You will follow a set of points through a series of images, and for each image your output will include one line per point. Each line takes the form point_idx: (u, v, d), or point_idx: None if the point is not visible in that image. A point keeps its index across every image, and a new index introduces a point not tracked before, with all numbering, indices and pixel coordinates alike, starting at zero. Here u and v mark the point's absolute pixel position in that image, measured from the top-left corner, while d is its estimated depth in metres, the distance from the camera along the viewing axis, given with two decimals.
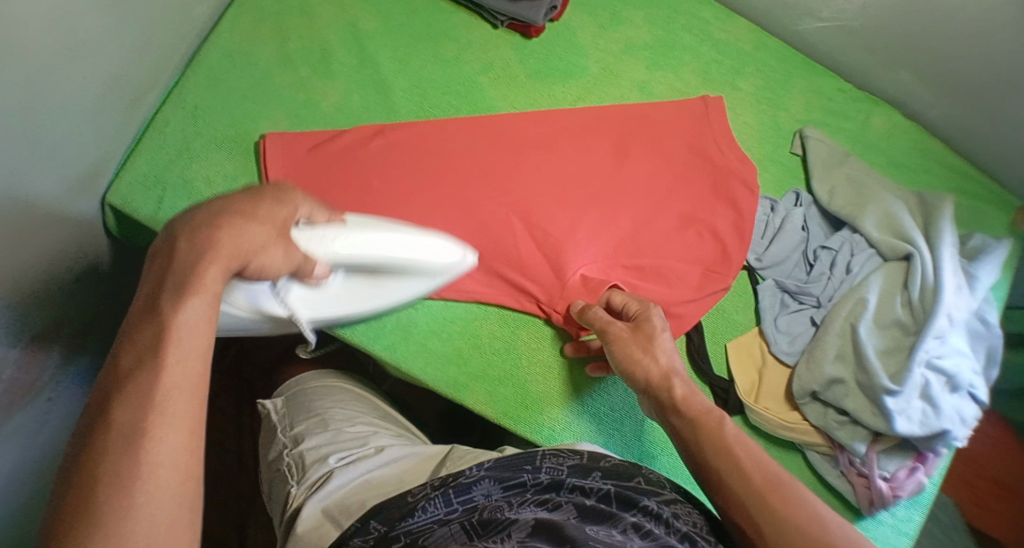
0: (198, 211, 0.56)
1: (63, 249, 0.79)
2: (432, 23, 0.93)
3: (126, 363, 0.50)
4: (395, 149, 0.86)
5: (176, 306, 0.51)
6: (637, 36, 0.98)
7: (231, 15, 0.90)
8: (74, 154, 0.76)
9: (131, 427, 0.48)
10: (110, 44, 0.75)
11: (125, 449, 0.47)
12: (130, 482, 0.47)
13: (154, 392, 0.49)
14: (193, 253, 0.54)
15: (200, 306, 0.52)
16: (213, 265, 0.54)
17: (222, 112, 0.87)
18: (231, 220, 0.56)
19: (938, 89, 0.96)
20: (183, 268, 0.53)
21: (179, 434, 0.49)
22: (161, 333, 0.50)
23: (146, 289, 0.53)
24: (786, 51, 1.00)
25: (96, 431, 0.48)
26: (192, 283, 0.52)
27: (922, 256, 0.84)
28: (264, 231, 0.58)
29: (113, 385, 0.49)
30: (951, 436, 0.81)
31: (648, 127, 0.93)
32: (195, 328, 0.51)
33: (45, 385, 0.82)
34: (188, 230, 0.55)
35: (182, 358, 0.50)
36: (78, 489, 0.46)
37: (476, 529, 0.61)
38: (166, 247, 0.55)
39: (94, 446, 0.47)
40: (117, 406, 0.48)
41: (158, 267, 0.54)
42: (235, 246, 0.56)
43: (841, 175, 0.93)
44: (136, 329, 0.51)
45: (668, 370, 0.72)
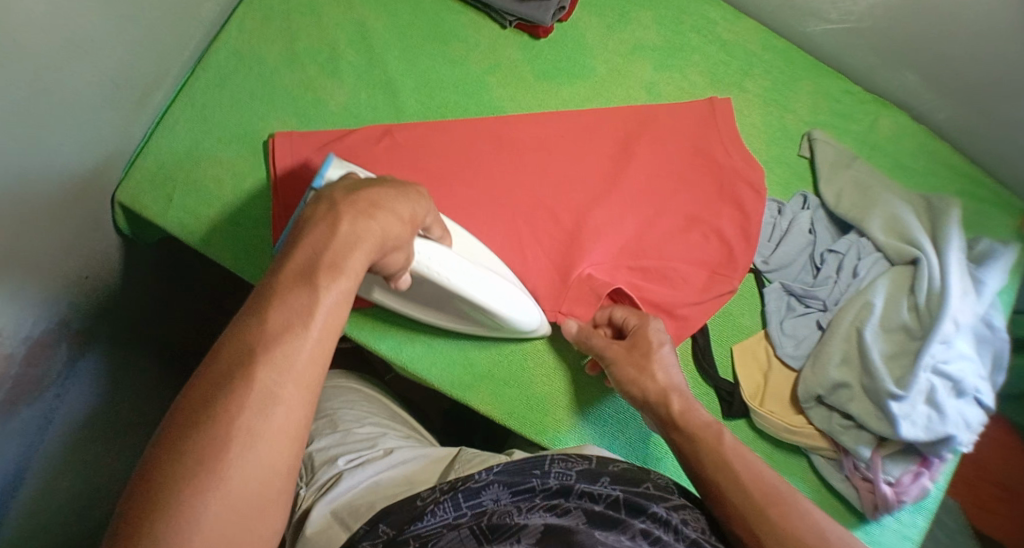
0: (358, 198, 0.61)
1: (73, 244, 0.79)
2: (438, 22, 0.93)
3: (270, 325, 0.53)
4: (402, 149, 0.86)
5: (328, 282, 0.56)
6: (644, 37, 0.97)
7: (239, 13, 0.90)
8: (81, 151, 0.76)
9: (268, 385, 0.51)
10: (118, 41, 0.76)
11: (253, 409, 0.50)
12: (254, 438, 0.50)
13: (294, 357, 0.52)
14: (349, 237, 0.58)
15: (346, 285, 0.56)
16: (358, 251, 0.58)
17: (229, 110, 0.87)
18: (381, 213, 0.61)
19: (947, 91, 0.95)
20: (339, 248, 0.58)
21: (299, 404, 0.52)
22: (310, 305, 0.54)
23: (294, 257, 0.57)
24: (793, 53, 0.99)
25: (233, 382, 0.51)
26: (341, 264, 0.57)
27: (928, 261, 0.84)
28: (399, 226, 0.62)
29: (260, 340, 0.52)
30: (957, 441, 0.81)
31: (655, 127, 0.93)
32: (338, 307, 0.55)
33: (54, 381, 0.83)
34: (347, 214, 0.60)
35: (322, 332, 0.54)
36: (205, 438, 0.49)
37: (485, 534, 0.62)
38: (324, 224, 0.59)
39: (227, 396, 0.50)
40: (255, 366, 0.51)
41: (317, 237, 0.58)
42: (380, 236, 0.60)
43: (848, 178, 0.92)
44: (288, 294, 0.55)
45: (666, 386, 0.75)
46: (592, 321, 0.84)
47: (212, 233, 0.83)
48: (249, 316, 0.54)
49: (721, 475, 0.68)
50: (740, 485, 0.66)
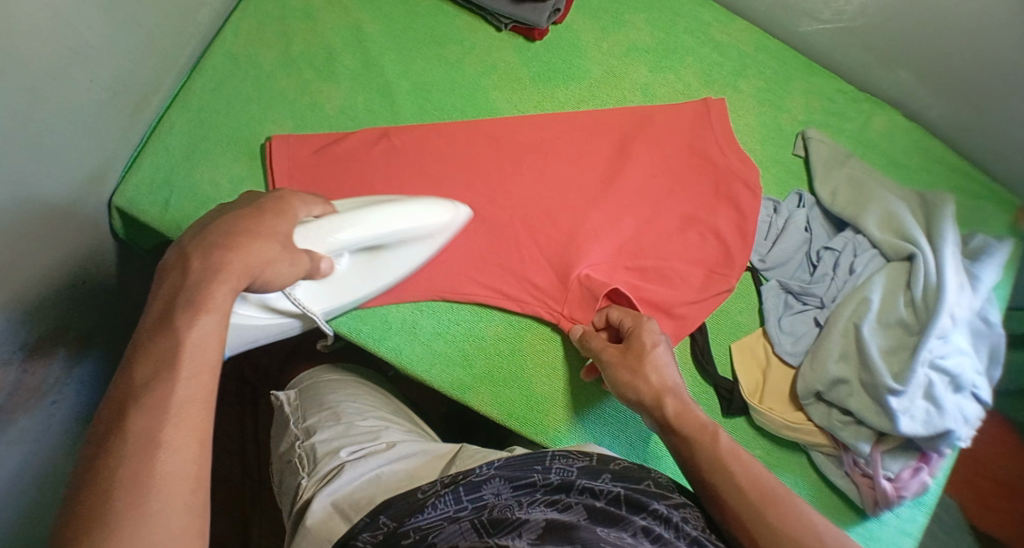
0: (214, 227, 0.59)
1: (70, 250, 0.79)
2: (435, 25, 0.93)
3: (139, 377, 0.51)
4: (400, 152, 0.87)
5: (189, 320, 0.53)
6: (639, 38, 0.98)
7: (234, 18, 0.90)
8: (76, 157, 0.76)
9: (147, 436, 0.49)
10: (115, 46, 0.76)
11: (134, 468, 0.48)
12: (140, 493, 0.48)
13: (167, 404, 0.50)
14: (204, 270, 0.55)
15: (209, 322, 0.54)
16: (221, 282, 0.55)
17: (226, 115, 0.87)
18: (243, 237, 0.59)
19: (940, 89, 0.96)
20: (197, 282, 0.55)
21: (187, 450, 0.50)
22: (173, 348, 0.52)
23: (158, 305, 0.55)
24: (787, 53, 1.00)
25: (109, 444, 0.49)
26: (199, 299, 0.54)
27: (924, 256, 0.84)
28: (270, 246, 0.60)
29: (129, 395, 0.50)
30: (955, 436, 0.82)
31: (651, 127, 0.93)
32: (207, 343, 0.53)
33: (49, 390, 0.83)
34: (200, 243, 0.57)
35: (192, 373, 0.52)
36: (86, 507, 0.47)
37: (486, 528, 0.62)
38: (178, 265, 0.57)
39: (101, 461, 0.49)
40: (126, 424, 0.49)
41: (178, 279, 0.56)
42: (248, 260, 0.58)
43: (843, 176, 0.93)
44: (151, 342, 0.53)
45: (660, 389, 0.75)
46: (592, 325, 0.84)
47: None
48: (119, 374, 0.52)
49: (717, 477, 0.68)
50: (740, 487, 0.66)
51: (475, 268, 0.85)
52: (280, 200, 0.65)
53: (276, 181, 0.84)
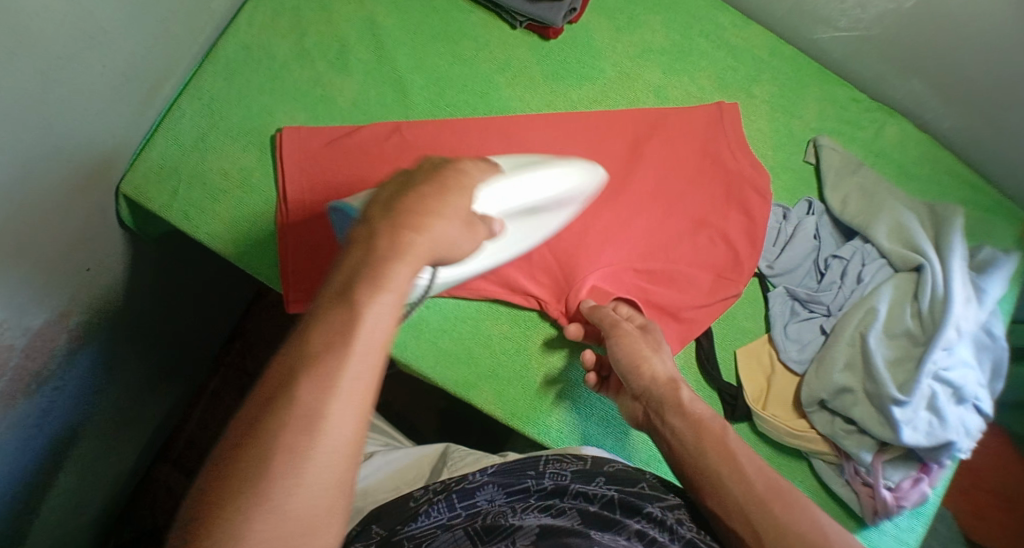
0: (411, 202, 0.57)
1: (78, 236, 0.79)
2: (449, 20, 0.93)
3: (309, 347, 0.51)
4: (410, 147, 0.87)
5: (370, 297, 0.52)
6: (654, 40, 0.97)
7: (249, 7, 0.89)
8: (87, 143, 0.76)
9: (308, 408, 0.49)
10: (129, 31, 0.75)
11: (284, 436, 0.48)
12: (297, 463, 0.48)
13: (337, 377, 0.50)
14: (389, 248, 0.54)
15: (385, 299, 0.53)
16: (404, 263, 0.54)
17: (237, 105, 0.87)
18: (428, 214, 0.57)
19: (953, 101, 0.96)
20: (383, 259, 0.54)
21: (350, 425, 0.50)
22: (352, 321, 0.51)
23: (335, 276, 0.54)
24: (801, 59, 1.00)
25: (269, 413, 0.49)
26: (383, 279, 0.53)
27: (932, 267, 0.85)
28: (454, 228, 0.59)
29: (302, 363, 0.50)
30: (956, 447, 0.82)
31: (664, 130, 0.93)
32: (382, 322, 0.52)
33: (51, 375, 0.82)
34: (400, 218, 0.56)
35: (365, 352, 0.51)
36: (242, 472, 0.48)
37: (479, 536, 0.65)
38: (363, 244, 0.55)
39: (266, 428, 0.49)
40: (296, 390, 0.49)
41: (358, 253, 0.55)
42: (430, 240, 0.57)
43: (854, 184, 0.93)
44: (327, 311, 0.52)
45: (675, 374, 0.76)
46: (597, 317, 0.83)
47: (218, 227, 0.83)
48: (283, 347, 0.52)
49: (725, 463, 0.68)
50: (746, 475, 0.67)
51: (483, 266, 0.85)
52: (436, 173, 0.61)
53: (286, 173, 0.84)
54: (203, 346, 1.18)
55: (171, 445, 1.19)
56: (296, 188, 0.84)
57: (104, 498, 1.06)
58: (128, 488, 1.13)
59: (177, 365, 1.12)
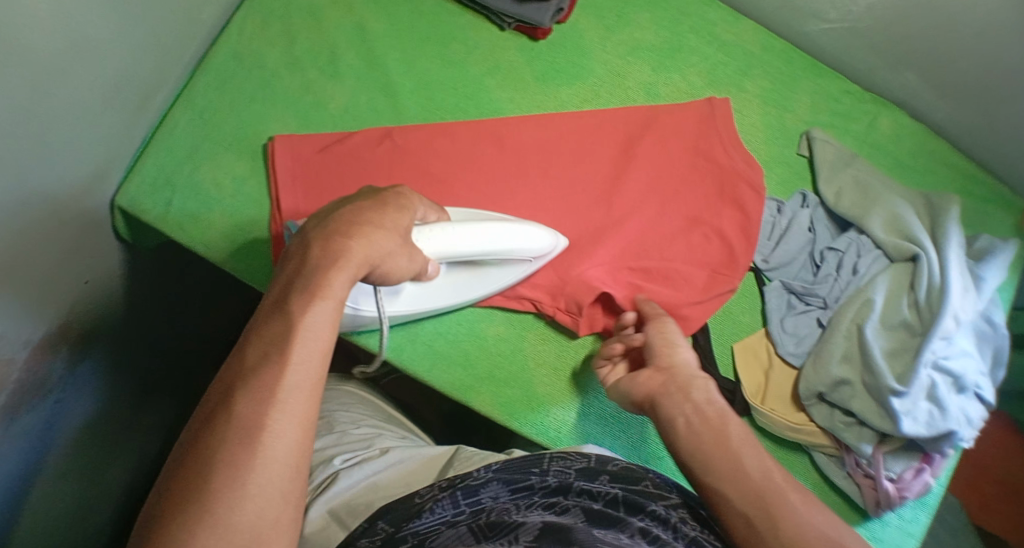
0: (343, 217, 0.64)
1: (75, 248, 0.80)
2: (438, 24, 0.93)
3: (248, 363, 0.57)
4: (402, 152, 0.87)
5: (307, 306, 0.58)
6: (644, 38, 0.97)
7: (239, 17, 0.90)
8: (80, 155, 0.76)
9: (250, 418, 0.54)
10: (120, 44, 0.76)
11: (232, 443, 0.53)
12: (238, 474, 0.52)
13: (276, 388, 0.55)
14: (325, 259, 0.61)
15: (319, 310, 0.58)
16: (339, 270, 0.60)
17: (230, 114, 0.87)
18: (365, 228, 0.63)
19: (946, 90, 0.96)
20: (318, 271, 0.60)
21: (290, 435, 0.55)
22: (288, 332, 0.57)
23: (272, 297, 0.61)
24: (792, 53, 0.99)
25: (214, 425, 0.54)
26: (318, 289, 0.59)
27: (928, 257, 0.84)
28: (389, 237, 0.65)
29: (240, 378, 0.56)
30: (958, 437, 0.82)
31: (656, 128, 0.93)
32: (318, 331, 0.58)
33: (53, 387, 0.83)
34: (333, 233, 0.62)
35: (302, 359, 0.57)
36: (190, 484, 0.52)
37: (482, 531, 0.63)
38: (303, 257, 0.62)
39: (208, 441, 0.54)
40: (235, 403, 0.55)
41: (293, 269, 0.62)
42: (367, 253, 0.62)
43: (848, 176, 0.92)
44: (264, 329, 0.58)
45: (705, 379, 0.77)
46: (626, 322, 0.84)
47: (213, 236, 0.83)
48: (227, 367, 0.58)
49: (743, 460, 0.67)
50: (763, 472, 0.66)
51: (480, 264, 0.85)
52: (373, 195, 0.68)
53: (279, 181, 0.84)
54: (205, 355, 1.19)
55: None
56: (290, 195, 0.84)
57: (110, 508, 1.07)
58: None
59: (180, 374, 1.13)
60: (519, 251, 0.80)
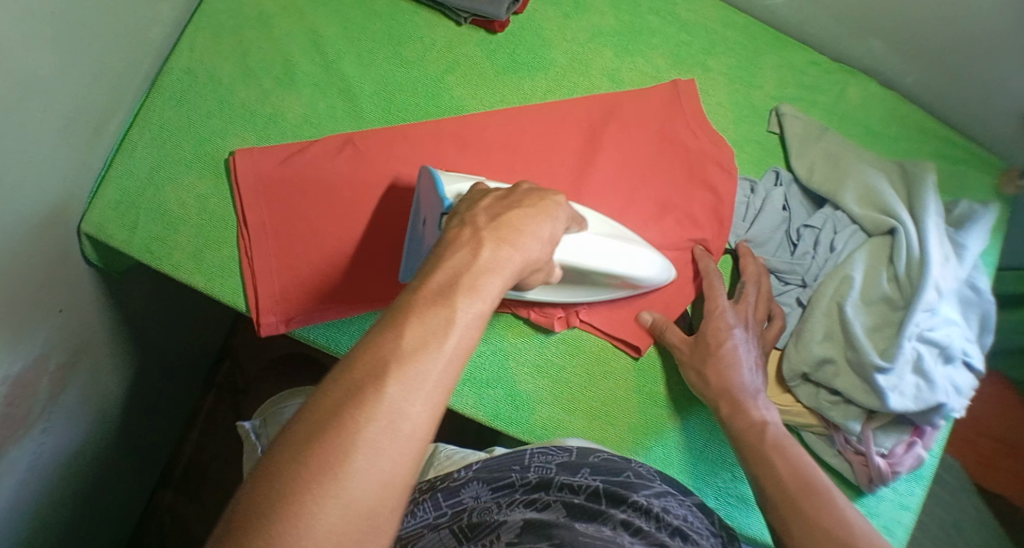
0: (513, 216, 0.59)
1: (45, 281, 0.79)
2: (392, 24, 0.91)
3: (402, 341, 0.50)
4: (365, 158, 0.86)
5: (469, 300, 0.53)
6: (603, 23, 0.95)
7: (188, 31, 0.88)
8: (39, 186, 0.75)
9: (393, 403, 0.48)
10: (69, 72, 0.74)
11: (369, 429, 0.47)
12: (376, 458, 0.47)
13: (424, 378, 0.49)
14: (493, 257, 0.55)
15: (479, 305, 0.53)
16: (497, 272, 0.55)
17: (188, 132, 0.86)
18: (525, 234, 0.59)
19: (914, 55, 0.94)
20: (481, 266, 0.55)
21: (426, 427, 0.49)
22: (451, 320, 0.51)
23: (431, 276, 0.54)
24: (756, 27, 0.97)
25: (358, 398, 0.48)
26: (480, 285, 0.54)
27: (905, 229, 0.83)
28: (542, 248, 0.60)
29: (393, 356, 0.49)
30: (948, 408, 0.81)
31: (621, 115, 0.91)
32: (473, 328, 0.52)
33: (36, 419, 0.82)
34: (500, 231, 0.57)
35: (454, 355, 0.51)
36: (319, 467, 0.46)
37: (464, 533, 0.65)
38: (470, 244, 0.56)
39: (352, 412, 0.48)
40: (385, 383, 0.49)
41: (455, 255, 0.55)
42: (523, 258, 0.58)
43: (820, 151, 0.90)
44: (422, 308, 0.52)
45: (721, 389, 0.79)
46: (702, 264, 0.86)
47: (181, 257, 0.82)
48: (372, 331, 0.51)
49: (760, 468, 0.73)
50: (779, 477, 0.70)
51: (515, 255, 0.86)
52: (536, 197, 0.63)
53: (243, 197, 0.83)
54: (191, 371, 1.18)
55: (172, 470, 1.19)
56: (254, 211, 0.83)
57: (110, 530, 1.07)
58: (133, 516, 1.13)
59: (166, 393, 1.12)
60: (629, 275, 0.78)
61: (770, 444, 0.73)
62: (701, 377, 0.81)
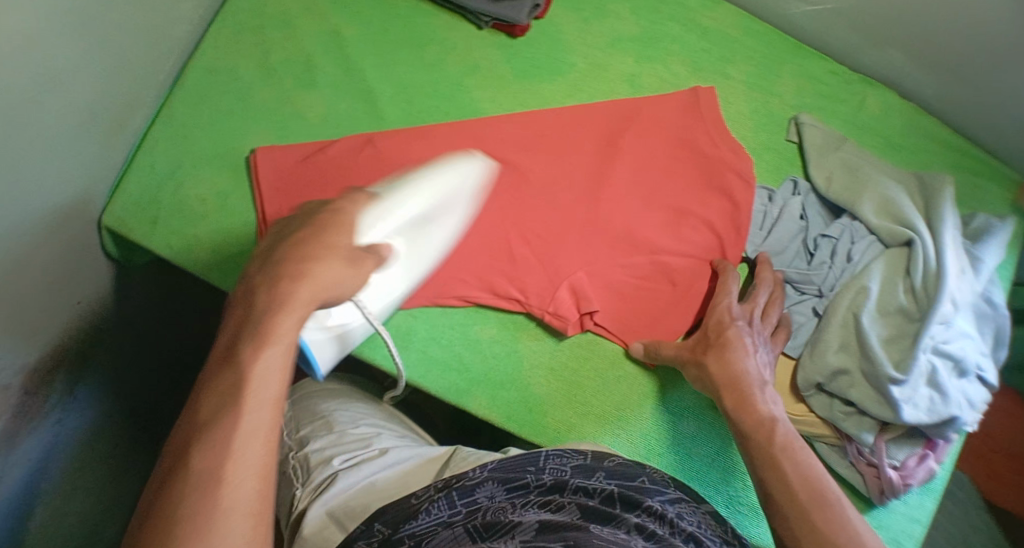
0: (292, 246, 0.57)
1: (64, 273, 0.79)
2: (413, 27, 0.92)
3: (206, 408, 0.51)
4: (384, 158, 0.86)
5: (256, 351, 0.52)
6: (623, 29, 0.96)
7: (212, 28, 0.89)
8: (61, 178, 0.76)
9: (211, 466, 0.49)
10: (94, 66, 0.75)
11: (213, 444, 0.50)
12: (205, 523, 0.48)
13: (232, 435, 0.50)
14: (268, 302, 0.54)
15: (301, 295, 0.55)
16: (286, 310, 0.54)
17: (208, 129, 0.86)
18: (312, 258, 0.56)
19: (933, 67, 0.94)
20: (261, 309, 0.54)
21: (248, 483, 0.50)
22: (239, 378, 0.52)
23: (230, 333, 0.55)
24: (775, 37, 0.97)
25: (184, 467, 0.50)
26: (267, 330, 0.53)
27: (923, 241, 0.83)
28: (344, 267, 0.58)
29: (201, 423, 0.51)
30: (960, 422, 0.81)
31: (639, 120, 0.91)
32: (270, 375, 0.52)
33: (49, 410, 0.82)
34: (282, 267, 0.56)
35: (256, 406, 0.51)
36: (179, 492, 0.49)
37: (479, 532, 0.64)
38: (253, 293, 0.55)
39: (175, 487, 0.49)
40: (203, 449, 0.50)
41: (241, 307, 0.55)
42: (316, 288, 0.56)
43: (838, 160, 0.90)
44: (249, 316, 0.54)
45: (731, 379, 0.76)
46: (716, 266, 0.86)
47: (201, 253, 0.83)
48: (193, 402, 0.53)
49: (772, 474, 0.69)
50: (787, 484, 0.67)
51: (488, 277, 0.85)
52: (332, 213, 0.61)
53: (262, 194, 0.84)
54: None
55: None
56: (272, 207, 0.83)
57: None
58: None
59: None
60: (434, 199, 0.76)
61: (781, 445, 0.70)
62: (703, 370, 0.78)
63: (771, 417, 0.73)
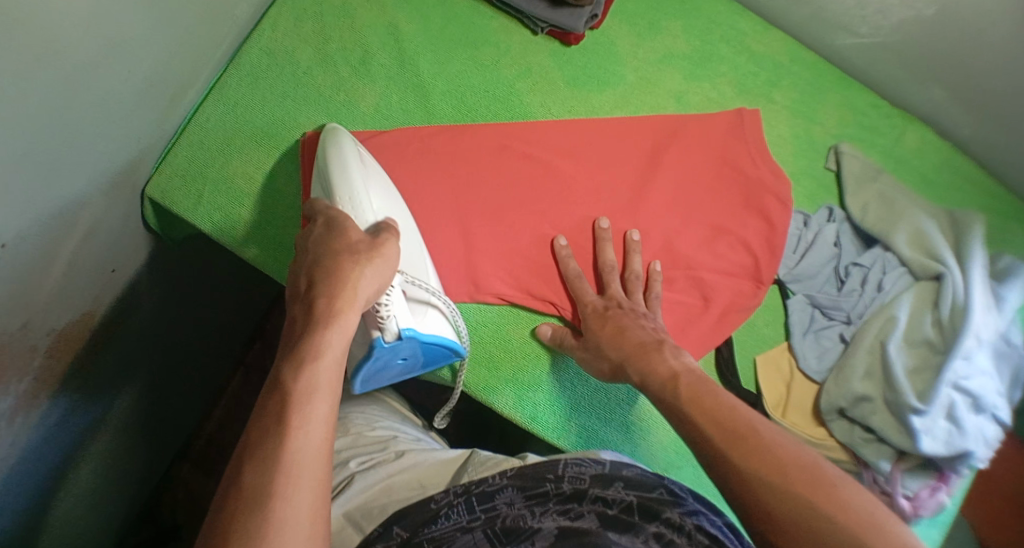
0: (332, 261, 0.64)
1: (105, 238, 0.80)
2: (471, 27, 0.93)
3: (272, 408, 0.57)
4: (433, 152, 0.87)
5: (314, 351, 0.59)
6: (675, 46, 0.97)
7: (274, 11, 0.90)
8: (115, 143, 0.76)
9: (280, 451, 0.55)
10: (158, 36, 0.76)
11: (270, 465, 0.55)
12: (279, 499, 0.54)
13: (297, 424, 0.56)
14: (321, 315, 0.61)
15: (345, 326, 0.62)
16: (337, 319, 0.61)
17: (262, 110, 0.87)
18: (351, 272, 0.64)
19: (973, 109, 0.95)
20: (315, 321, 0.61)
21: (314, 464, 0.56)
22: (301, 377, 0.58)
23: (291, 342, 0.62)
24: (821, 66, 0.99)
25: (256, 455, 0.55)
26: (322, 338, 0.60)
27: (953, 275, 0.84)
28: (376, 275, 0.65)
29: (267, 420, 0.57)
30: (973, 457, 0.82)
31: (684, 136, 0.93)
32: (328, 375, 0.59)
33: (74, 373, 0.82)
34: (324, 282, 0.63)
35: (318, 398, 0.58)
36: (241, 512, 0.53)
37: (498, 537, 0.67)
38: (304, 311, 0.63)
39: (251, 474, 0.55)
40: (275, 436, 0.56)
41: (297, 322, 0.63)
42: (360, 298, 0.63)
43: (874, 192, 0.92)
44: (293, 346, 0.60)
45: (673, 374, 0.71)
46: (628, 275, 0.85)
47: (242, 231, 0.84)
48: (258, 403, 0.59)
49: (751, 464, 0.60)
50: (777, 469, 0.59)
51: (516, 276, 0.86)
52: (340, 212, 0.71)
53: (310, 179, 0.85)
54: (220, 348, 1.14)
55: (190, 444, 1.14)
56: (321, 194, 0.85)
57: (122, 502, 1.03)
58: (147, 488, 1.08)
59: (196, 369, 1.09)
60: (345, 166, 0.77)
61: (694, 399, 0.67)
62: (641, 375, 0.74)
63: (674, 370, 0.71)
